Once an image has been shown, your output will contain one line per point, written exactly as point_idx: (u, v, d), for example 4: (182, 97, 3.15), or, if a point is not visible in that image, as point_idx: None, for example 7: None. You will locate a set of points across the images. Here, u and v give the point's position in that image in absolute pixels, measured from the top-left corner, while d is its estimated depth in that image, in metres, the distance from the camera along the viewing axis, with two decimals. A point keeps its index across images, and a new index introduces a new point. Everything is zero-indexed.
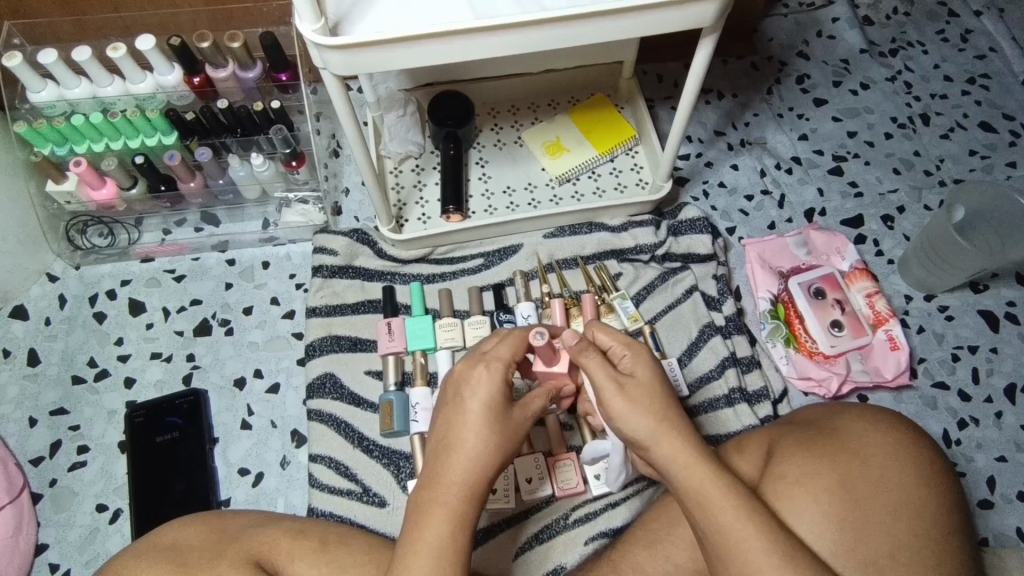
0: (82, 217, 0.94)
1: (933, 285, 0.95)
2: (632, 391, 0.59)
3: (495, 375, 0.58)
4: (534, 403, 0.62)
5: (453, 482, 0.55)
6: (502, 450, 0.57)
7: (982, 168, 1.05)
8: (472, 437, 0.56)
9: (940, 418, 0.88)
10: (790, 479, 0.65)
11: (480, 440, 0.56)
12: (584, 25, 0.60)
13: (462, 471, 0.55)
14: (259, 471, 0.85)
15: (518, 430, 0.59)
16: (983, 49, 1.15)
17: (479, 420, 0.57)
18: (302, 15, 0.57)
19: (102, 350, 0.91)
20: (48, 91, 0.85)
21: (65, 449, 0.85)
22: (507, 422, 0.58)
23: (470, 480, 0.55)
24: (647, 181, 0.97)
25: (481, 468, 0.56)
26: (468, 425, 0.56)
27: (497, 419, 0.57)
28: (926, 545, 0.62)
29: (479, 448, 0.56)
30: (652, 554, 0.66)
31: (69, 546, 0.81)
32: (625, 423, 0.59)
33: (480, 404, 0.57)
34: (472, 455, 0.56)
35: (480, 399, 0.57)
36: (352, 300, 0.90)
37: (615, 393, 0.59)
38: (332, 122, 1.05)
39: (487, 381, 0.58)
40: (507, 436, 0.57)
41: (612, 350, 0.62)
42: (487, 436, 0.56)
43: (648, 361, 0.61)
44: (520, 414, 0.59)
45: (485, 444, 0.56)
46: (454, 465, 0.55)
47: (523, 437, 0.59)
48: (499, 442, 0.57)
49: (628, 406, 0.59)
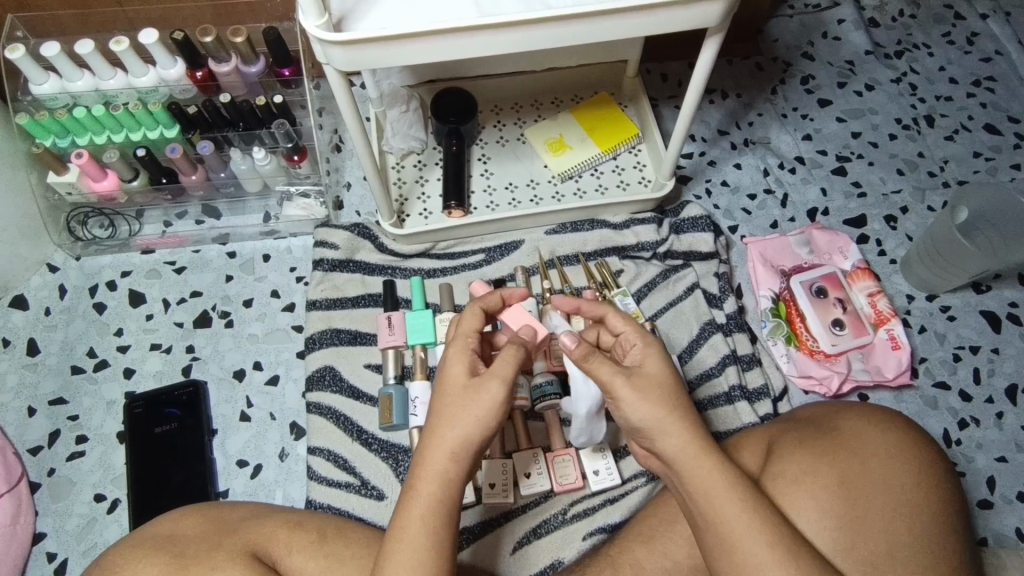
0: (82, 209, 0.93)
1: (936, 286, 0.94)
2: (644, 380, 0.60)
3: (464, 355, 0.60)
4: (503, 368, 0.58)
5: (426, 465, 0.56)
6: (468, 423, 0.56)
7: (986, 169, 1.05)
8: (441, 416, 0.57)
9: (940, 418, 0.88)
10: (789, 477, 0.65)
11: (446, 417, 0.56)
12: (590, 23, 0.60)
13: (435, 453, 0.56)
14: (258, 462, 0.84)
15: (487, 397, 0.57)
16: (988, 51, 1.15)
17: (448, 398, 0.57)
18: (306, 10, 0.57)
19: (102, 340, 0.91)
20: (49, 83, 0.84)
21: (63, 438, 0.85)
22: (472, 394, 0.57)
23: (442, 461, 0.56)
24: (650, 179, 0.97)
25: (452, 449, 0.56)
26: (439, 407, 0.57)
27: (461, 394, 0.57)
28: (927, 544, 0.61)
29: (447, 427, 0.56)
30: (651, 550, 0.66)
31: (66, 535, 0.81)
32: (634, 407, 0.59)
33: (449, 383, 0.58)
34: (442, 436, 0.56)
35: (449, 378, 0.58)
36: (353, 293, 0.90)
37: (626, 380, 0.59)
38: (335, 117, 1.05)
39: (456, 359, 0.59)
40: (473, 409, 0.56)
41: (625, 337, 0.64)
42: (454, 413, 0.56)
43: (656, 352, 0.61)
44: (488, 382, 0.57)
45: (452, 422, 0.56)
46: (428, 449, 0.56)
47: (500, 409, 0.57)
48: (467, 421, 0.56)
49: (628, 392, 0.59)
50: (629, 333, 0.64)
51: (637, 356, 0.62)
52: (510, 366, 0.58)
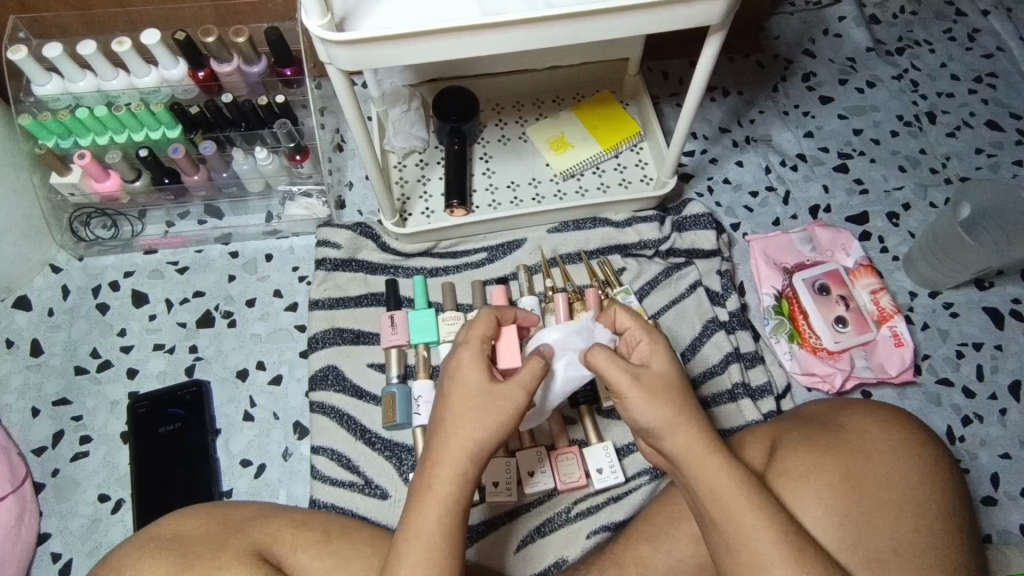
0: (85, 209, 0.94)
1: (940, 282, 0.94)
2: (644, 382, 0.59)
3: (479, 357, 0.59)
4: (525, 377, 0.59)
5: (443, 467, 0.55)
6: (484, 426, 0.56)
7: (988, 165, 1.05)
8: (463, 418, 0.56)
9: (944, 415, 0.88)
10: (795, 474, 0.65)
11: (468, 418, 0.56)
12: (594, 21, 0.60)
13: (454, 454, 0.56)
14: (261, 462, 0.85)
15: (509, 403, 0.57)
16: (990, 48, 1.15)
17: (467, 399, 0.57)
18: (309, 10, 0.57)
19: (106, 341, 0.91)
20: (52, 84, 0.84)
21: (67, 439, 0.85)
22: (494, 399, 0.57)
23: (460, 465, 0.56)
24: (652, 176, 0.97)
25: (471, 452, 0.56)
26: (460, 409, 0.57)
27: (484, 397, 0.57)
28: (931, 541, 0.61)
29: (469, 428, 0.56)
30: (656, 547, 0.65)
31: (70, 535, 0.81)
32: (640, 405, 0.58)
33: (467, 384, 0.58)
34: (459, 437, 0.56)
35: (467, 379, 0.58)
36: (355, 292, 0.90)
37: (633, 385, 0.58)
38: (337, 116, 1.05)
39: (475, 362, 0.59)
40: (497, 414, 0.57)
41: (631, 332, 0.64)
42: (473, 415, 0.56)
43: (663, 353, 0.61)
44: (514, 391, 0.58)
45: (474, 423, 0.56)
46: (443, 449, 0.56)
47: (520, 415, 0.58)
48: (490, 425, 0.56)
49: (634, 400, 0.58)
50: (634, 329, 0.64)
51: (643, 354, 0.63)
52: (532, 377, 0.59)
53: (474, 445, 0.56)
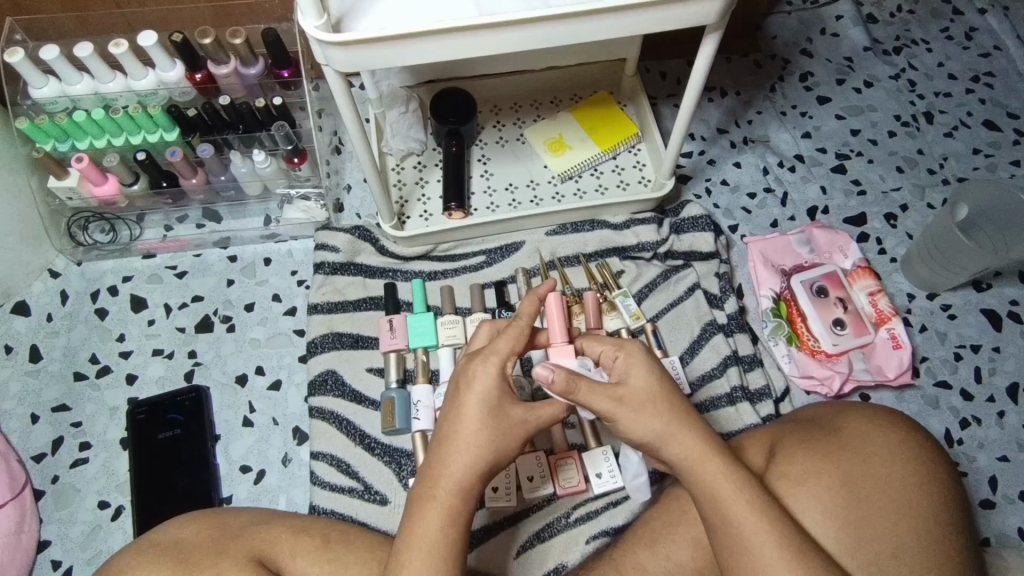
0: (83, 214, 0.93)
1: (938, 284, 0.94)
2: (628, 401, 0.58)
3: (497, 371, 0.58)
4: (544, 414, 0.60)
5: (447, 478, 0.56)
6: (493, 443, 0.56)
7: (986, 166, 1.05)
8: (469, 431, 0.56)
9: (942, 418, 0.88)
10: (794, 478, 0.65)
11: (476, 433, 0.56)
12: (591, 21, 0.60)
13: (460, 465, 0.56)
14: (261, 468, 0.85)
15: (518, 426, 0.58)
16: (987, 47, 1.15)
17: (476, 414, 0.56)
18: (305, 12, 0.57)
19: (104, 346, 0.91)
20: (49, 86, 0.84)
21: (66, 445, 0.85)
22: (501, 416, 0.57)
23: (465, 475, 0.56)
24: (650, 179, 0.97)
25: (475, 463, 0.56)
26: (465, 420, 0.56)
27: (494, 414, 0.57)
28: (928, 541, 0.62)
29: (475, 441, 0.56)
30: (654, 553, 0.66)
31: (71, 542, 0.81)
32: (634, 418, 0.58)
33: (478, 399, 0.57)
34: (468, 449, 0.56)
35: (478, 392, 0.57)
36: (354, 296, 0.90)
37: (618, 407, 0.57)
38: (334, 118, 1.05)
39: (491, 374, 0.57)
40: (503, 433, 0.57)
41: (603, 355, 0.62)
42: (480, 429, 0.56)
43: (641, 363, 0.59)
44: (526, 416, 0.59)
45: (480, 436, 0.56)
46: (446, 462, 0.56)
47: (528, 436, 0.59)
48: (497, 439, 0.56)
49: (624, 418, 0.58)
50: (604, 350, 0.62)
51: (620, 369, 0.60)
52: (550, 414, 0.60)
53: (479, 460, 0.56)
